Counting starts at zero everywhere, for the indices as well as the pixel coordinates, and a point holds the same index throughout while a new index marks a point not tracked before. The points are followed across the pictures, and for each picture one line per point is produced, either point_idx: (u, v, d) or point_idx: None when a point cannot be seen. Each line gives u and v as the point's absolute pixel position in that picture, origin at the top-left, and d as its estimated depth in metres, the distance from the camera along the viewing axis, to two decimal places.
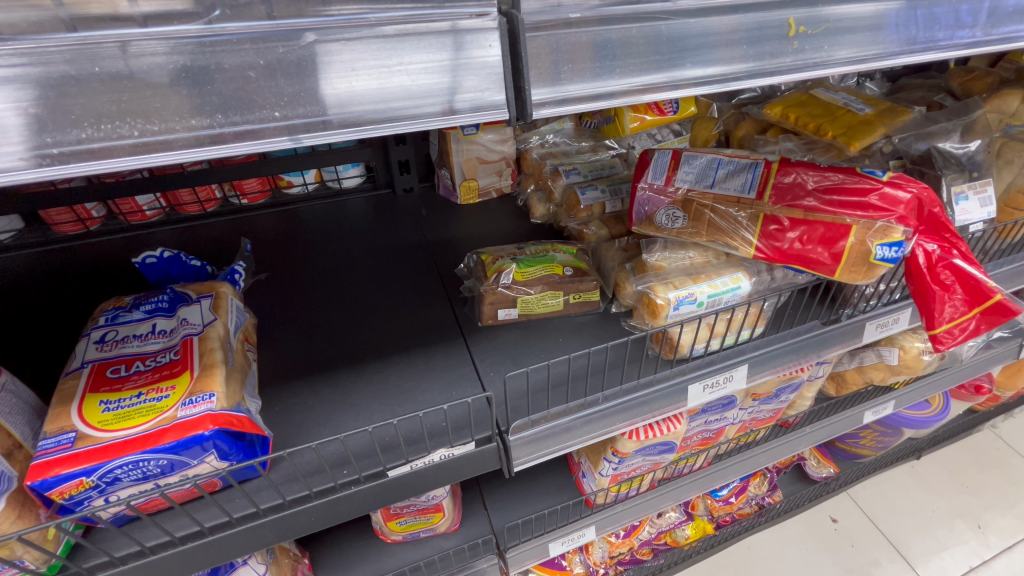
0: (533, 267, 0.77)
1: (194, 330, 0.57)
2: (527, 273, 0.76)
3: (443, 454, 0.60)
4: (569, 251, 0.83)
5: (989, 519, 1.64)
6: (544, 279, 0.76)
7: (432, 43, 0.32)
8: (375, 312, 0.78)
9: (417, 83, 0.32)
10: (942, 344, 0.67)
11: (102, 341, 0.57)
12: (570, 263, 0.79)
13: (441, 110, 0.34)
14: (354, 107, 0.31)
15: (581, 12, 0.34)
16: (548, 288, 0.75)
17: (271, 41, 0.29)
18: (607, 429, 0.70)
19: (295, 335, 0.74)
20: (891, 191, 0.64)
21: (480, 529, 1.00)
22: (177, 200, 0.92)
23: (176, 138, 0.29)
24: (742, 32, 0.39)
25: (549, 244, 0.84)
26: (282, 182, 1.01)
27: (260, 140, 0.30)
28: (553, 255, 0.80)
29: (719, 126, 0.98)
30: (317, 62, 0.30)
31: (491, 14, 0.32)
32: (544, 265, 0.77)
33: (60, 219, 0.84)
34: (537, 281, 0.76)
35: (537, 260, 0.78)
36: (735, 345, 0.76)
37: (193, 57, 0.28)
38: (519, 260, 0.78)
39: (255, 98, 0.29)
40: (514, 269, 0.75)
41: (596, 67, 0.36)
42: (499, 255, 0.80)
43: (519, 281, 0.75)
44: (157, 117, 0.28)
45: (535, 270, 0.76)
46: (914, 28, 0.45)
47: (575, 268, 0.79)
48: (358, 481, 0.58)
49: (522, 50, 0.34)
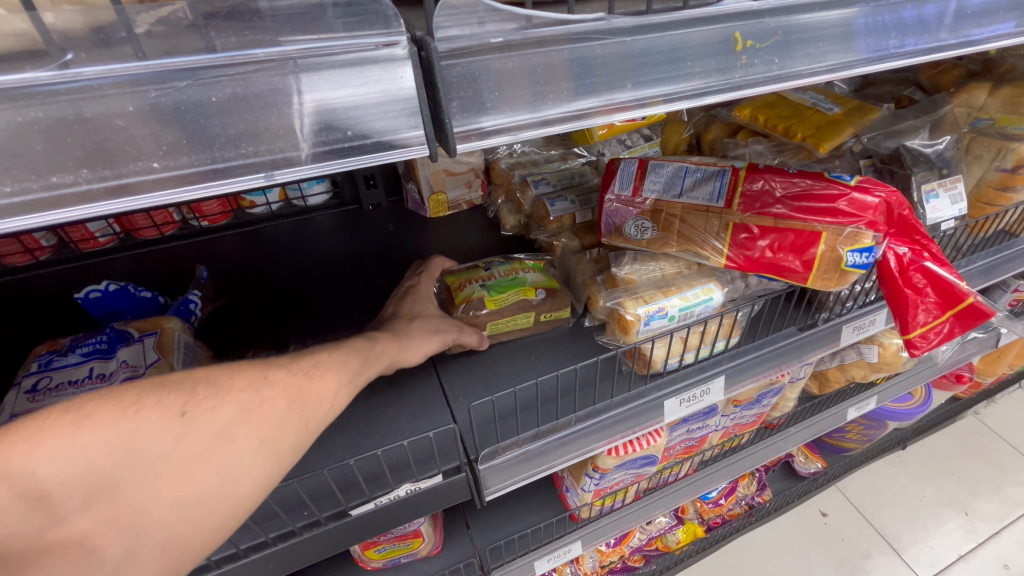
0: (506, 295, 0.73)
1: (136, 374, 0.54)
2: (501, 301, 0.72)
3: (408, 489, 0.58)
4: (539, 269, 0.79)
5: (975, 506, 1.66)
6: (518, 305, 0.73)
7: (333, 77, 0.27)
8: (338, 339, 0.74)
9: (334, 120, 0.28)
10: (917, 349, 0.66)
11: (34, 390, 0.52)
12: (542, 283, 0.75)
13: (332, 142, 0.29)
14: (340, 133, 0.29)
15: (501, 37, 0.30)
16: (524, 313, 0.73)
17: (143, 85, 0.24)
18: (585, 450, 0.68)
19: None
20: (860, 196, 0.62)
21: (464, 551, 0.97)
22: (132, 225, 0.87)
23: (44, 197, 0.24)
24: (708, 45, 0.37)
25: (518, 262, 0.80)
26: (244, 202, 0.95)
27: (144, 196, 0.26)
28: (524, 276, 0.76)
29: (689, 130, 0.96)
30: (189, 98, 0.25)
31: (400, 43, 0.28)
32: (518, 288, 0.74)
33: (5, 250, 0.79)
34: (511, 309, 0.73)
35: (509, 283, 0.74)
36: (711, 356, 0.75)
37: (48, 109, 0.23)
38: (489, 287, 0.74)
39: (127, 148, 0.25)
40: (485, 298, 0.72)
41: (558, 89, 0.34)
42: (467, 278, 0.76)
43: (493, 310, 0.72)
44: (11, 175, 0.23)
45: (508, 296, 0.73)
46: (885, 33, 0.43)
47: (548, 288, 0.75)
48: (320, 522, 0.56)
49: (437, 81, 0.30)
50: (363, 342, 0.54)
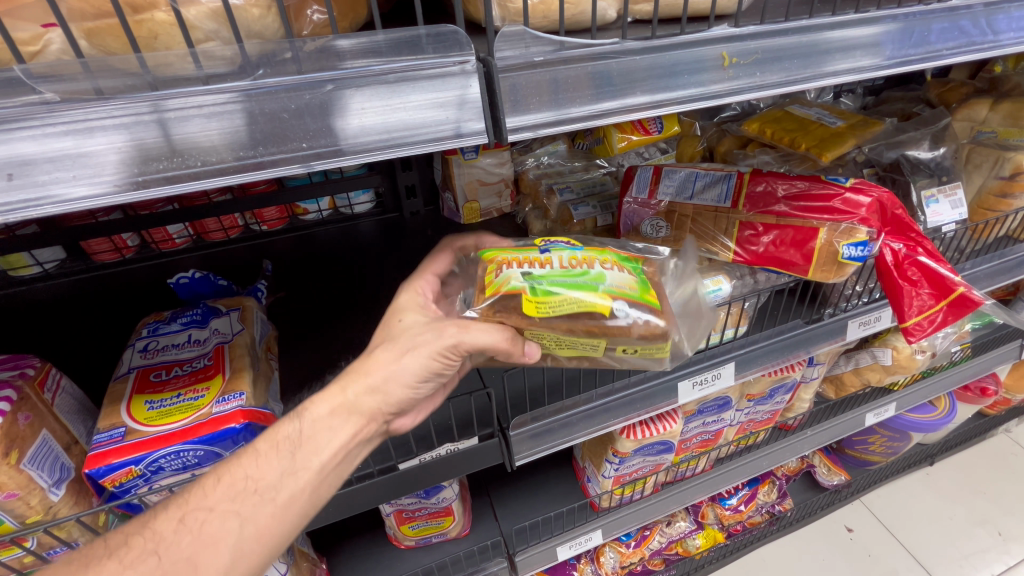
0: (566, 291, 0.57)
1: (225, 339, 0.64)
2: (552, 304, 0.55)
3: (448, 449, 0.67)
4: (631, 271, 0.63)
5: (1009, 526, 1.62)
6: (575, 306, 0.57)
7: (425, 85, 0.37)
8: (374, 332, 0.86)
9: (420, 115, 0.38)
10: (913, 336, 0.71)
11: (145, 350, 0.64)
12: (627, 293, 0.59)
13: (411, 136, 0.39)
14: (377, 136, 0.38)
15: (544, 56, 0.40)
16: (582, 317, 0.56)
17: (300, 90, 0.34)
18: (605, 425, 0.75)
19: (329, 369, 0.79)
20: (852, 196, 0.70)
21: (490, 533, 1.04)
22: (203, 228, 0.94)
23: (214, 167, 0.34)
24: (710, 60, 0.46)
25: (600, 252, 0.64)
26: (298, 209, 1.02)
27: (291, 167, 0.36)
28: (603, 274, 0.59)
29: (703, 143, 1.05)
30: (327, 96, 0.35)
31: (470, 61, 0.38)
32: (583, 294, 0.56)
33: (99, 248, 0.86)
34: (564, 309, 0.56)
35: (573, 279, 0.57)
36: (720, 344, 0.81)
37: (243, 105, 0.33)
38: (540, 276, 0.58)
39: (287, 134, 0.35)
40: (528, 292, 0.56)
41: (575, 94, 0.42)
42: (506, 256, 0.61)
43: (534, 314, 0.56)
44: (214, 152, 0.34)
45: (566, 300, 0.56)
46: (912, 42, 0.53)
47: (631, 300, 0.58)
48: (372, 474, 0.65)
49: (496, 89, 0.40)
50: (287, 438, 0.52)
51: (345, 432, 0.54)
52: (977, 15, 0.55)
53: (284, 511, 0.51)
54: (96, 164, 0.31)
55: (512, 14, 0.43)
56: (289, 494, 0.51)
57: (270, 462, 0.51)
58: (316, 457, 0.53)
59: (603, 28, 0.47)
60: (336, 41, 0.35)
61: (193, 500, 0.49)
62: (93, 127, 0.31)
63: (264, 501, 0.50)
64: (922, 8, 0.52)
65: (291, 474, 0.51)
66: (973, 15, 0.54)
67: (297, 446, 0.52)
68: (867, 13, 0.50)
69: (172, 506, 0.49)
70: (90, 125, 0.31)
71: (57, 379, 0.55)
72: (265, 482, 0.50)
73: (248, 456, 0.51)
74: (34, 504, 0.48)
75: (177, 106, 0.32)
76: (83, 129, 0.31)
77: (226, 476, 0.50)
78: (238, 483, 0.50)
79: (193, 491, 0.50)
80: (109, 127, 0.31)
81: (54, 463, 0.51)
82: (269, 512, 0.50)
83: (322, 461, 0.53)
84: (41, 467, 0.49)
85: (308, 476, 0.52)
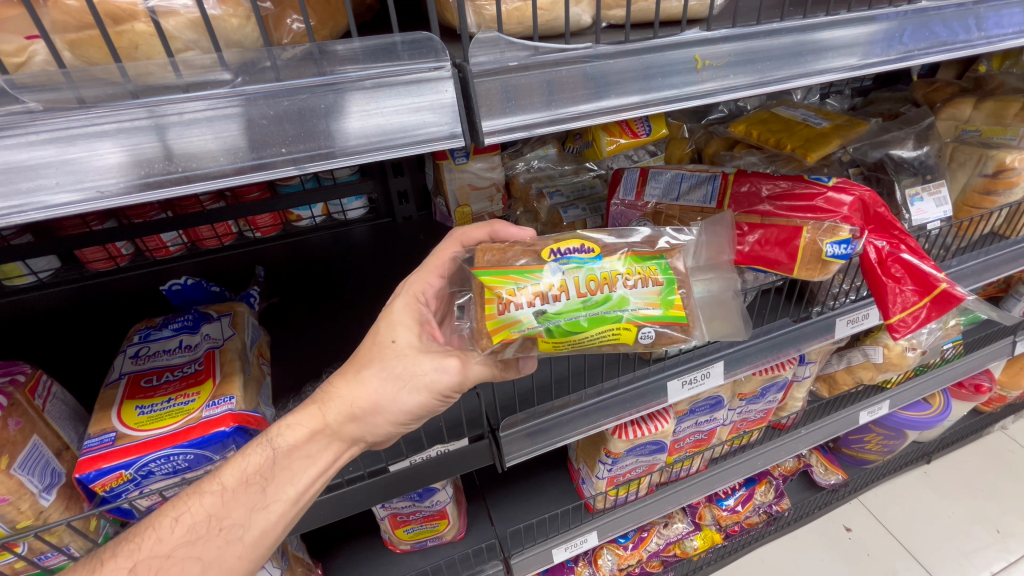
0: (585, 326, 0.57)
1: (216, 344, 0.65)
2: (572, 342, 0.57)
3: (438, 450, 0.68)
4: (659, 279, 0.58)
5: (1007, 523, 1.62)
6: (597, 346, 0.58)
7: (401, 91, 0.38)
8: (364, 333, 0.87)
9: (399, 119, 0.39)
10: (899, 332, 0.71)
11: (137, 356, 0.65)
12: (648, 317, 0.57)
13: (388, 142, 0.39)
14: (359, 141, 0.38)
15: (518, 61, 0.41)
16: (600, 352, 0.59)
17: (279, 96, 0.35)
18: (596, 425, 0.76)
19: (322, 376, 0.79)
20: (835, 195, 0.71)
21: (485, 535, 1.04)
22: (197, 235, 0.94)
23: (196, 173, 0.35)
24: (688, 62, 0.47)
25: (624, 262, 0.57)
26: (291, 215, 1.02)
27: (268, 173, 0.37)
28: (626, 297, 0.57)
29: (691, 145, 1.06)
30: (307, 99, 0.36)
31: (446, 67, 0.38)
32: (605, 330, 0.57)
33: (93, 258, 0.87)
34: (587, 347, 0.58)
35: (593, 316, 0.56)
36: (710, 343, 0.82)
37: (221, 110, 0.34)
38: (557, 315, 0.56)
39: (266, 140, 0.36)
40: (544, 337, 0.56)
41: (552, 98, 0.43)
42: (514, 284, 0.56)
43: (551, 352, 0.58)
44: (194, 158, 0.35)
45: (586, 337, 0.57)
46: (905, 39, 0.55)
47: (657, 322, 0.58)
48: (363, 476, 0.66)
49: (472, 92, 0.40)
50: (259, 461, 0.54)
51: (317, 459, 0.56)
52: (968, 13, 0.56)
53: (251, 550, 0.52)
54: (76, 169, 0.32)
55: (488, 21, 0.45)
56: (256, 532, 0.53)
57: (233, 501, 0.52)
58: (287, 488, 0.54)
59: (579, 33, 0.48)
60: (334, 45, 0.36)
61: (148, 546, 0.49)
62: (76, 135, 0.31)
63: (223, 535, 0.51)
64: (913, 7, 0.54)
65: (261, 510, 0.53)
66: (951, 13, 0.56)
67: (267, 481, 0.53)
68: (857, 13, 0.52)
69: (121, 556, 0.49)
70: (71, 133, 0.31)
71: (47, 386, 0.56)
72: (230, 521, 0.51)
73: (214, 493, 0.52)
74: (25, 509, 0.49)
75: (153, 115, 0.33)
76: (66, 137, 0.31)
77: (182, 518, 0.50)
78: (204, 524, 0.51)
79: (147, 536, 0.50)
80: (92, 135, 0.32)
81: (45, 468, 0.51)
82: (235, 552, 0.52)
83: (295, 491, 0.55)
84: (31, 472, 0.49)
85: (282, 508, 0.54)
